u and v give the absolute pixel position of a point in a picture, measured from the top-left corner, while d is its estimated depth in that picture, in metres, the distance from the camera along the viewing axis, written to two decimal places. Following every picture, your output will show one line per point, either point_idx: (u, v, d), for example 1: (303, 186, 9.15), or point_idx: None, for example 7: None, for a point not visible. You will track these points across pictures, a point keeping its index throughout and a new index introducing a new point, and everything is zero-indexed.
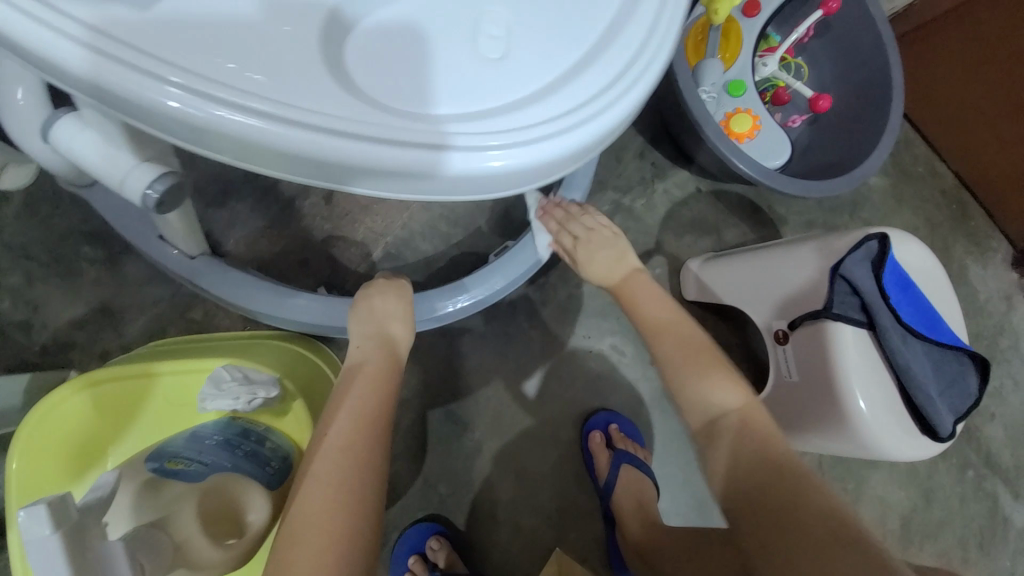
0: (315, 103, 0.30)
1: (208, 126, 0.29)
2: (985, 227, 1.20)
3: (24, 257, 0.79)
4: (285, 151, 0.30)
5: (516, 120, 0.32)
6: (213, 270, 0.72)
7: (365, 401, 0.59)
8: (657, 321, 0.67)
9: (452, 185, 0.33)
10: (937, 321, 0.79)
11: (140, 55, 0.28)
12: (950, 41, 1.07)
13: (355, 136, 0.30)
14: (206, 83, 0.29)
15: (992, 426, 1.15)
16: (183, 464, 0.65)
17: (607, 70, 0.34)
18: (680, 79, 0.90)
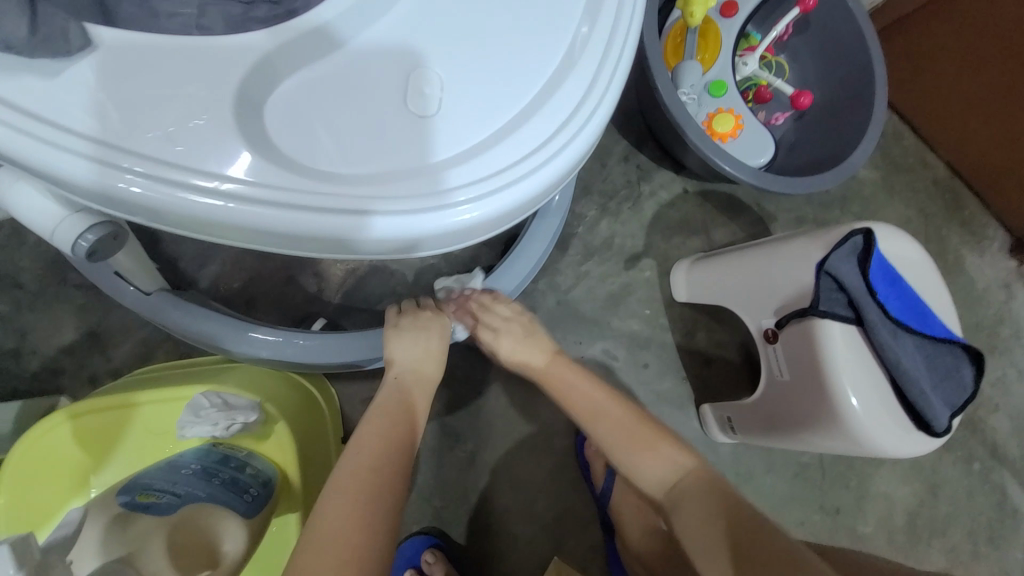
0: (282, 186, 0.37)
1: (200, 213, 0.37)
2: (979, 215, 1.19)
3: (13, 286, 0.80)
4: (289, 231, 0.38)
5: (472, 179, 0.40)
6: (172, 310, 0.71)
7: (394, 427, 0.61)
8: (592, 404, 0.69)
9: (430, 238, 0.40)
10: (928, 314, 0.78)
11: (134, 163, 0.36)
12: (931, 33, 1.07)
13: (319, 212, 0.38)
14: (222, 187, 0.37)
15: (996, 417, 1.13)
16: (154, 497, 0.63)
17: (532, 136, 0.41)
18: (659, 82, 0.91)
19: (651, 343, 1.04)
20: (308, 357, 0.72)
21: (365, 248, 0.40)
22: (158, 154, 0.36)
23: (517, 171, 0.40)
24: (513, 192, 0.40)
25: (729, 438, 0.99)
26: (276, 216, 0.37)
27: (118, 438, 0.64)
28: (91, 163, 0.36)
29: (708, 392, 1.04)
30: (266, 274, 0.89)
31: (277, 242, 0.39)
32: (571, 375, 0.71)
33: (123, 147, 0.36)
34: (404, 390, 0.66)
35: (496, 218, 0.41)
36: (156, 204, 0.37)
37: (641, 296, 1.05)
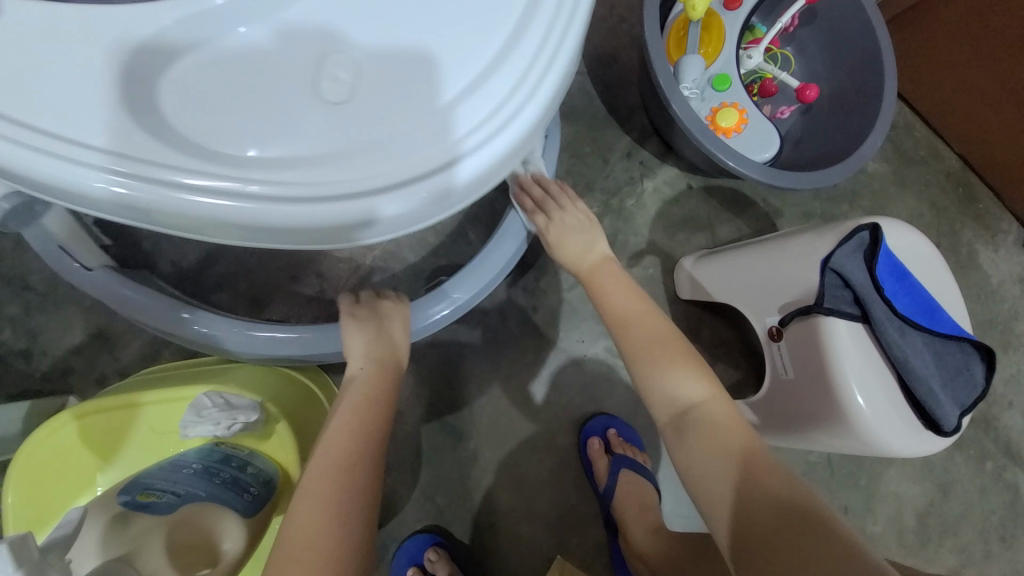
0: (257, 169, 0.35)
1: (181, 213, 0.35)
2: (993, 208, 1.16)
3: (22, 287, 0.81)
4: (282, 220, 0.35)
5: (466, 130, 0.35)
6: (169, 310, 0.70)
7: (365, 421, 0.62)
8: (629, 315, 0.67)
9: (440, 203, 0.37)
10: (937, 311, 0.76)
11: (91, 158, 0.34)
12: (940, 23, 1.05)
13: (302, 194, 0.35)
14: (207, 177, 0.34)
15: (1010, 415, 1.11)
16: (155, 496, 0.62)
17: (513, 74, 0.36)
18: (661, 78, 0.90)
19: None
20: (303, 351, 0.72)
21: (373, 225, 0.37)
22: (118, 148, 0.34)
23: (509, 110, 0.36)
24: (510, 133, 0.36)
25: None
26: (270, 201, 0.34)
27: (124, 436, 0.66)
28: (68, 170, 0.34)
29: None
30: (268, 275, 0.90)
31: (283, 234, 0.36)
32: (616, 284, 0.69)
33: (92, 147, 0.34)
34: (371, 380, 0.65)
35: (500, 165, 0.37)
36: (148, 207, 0.35)
37: (644, 294, 1.04)
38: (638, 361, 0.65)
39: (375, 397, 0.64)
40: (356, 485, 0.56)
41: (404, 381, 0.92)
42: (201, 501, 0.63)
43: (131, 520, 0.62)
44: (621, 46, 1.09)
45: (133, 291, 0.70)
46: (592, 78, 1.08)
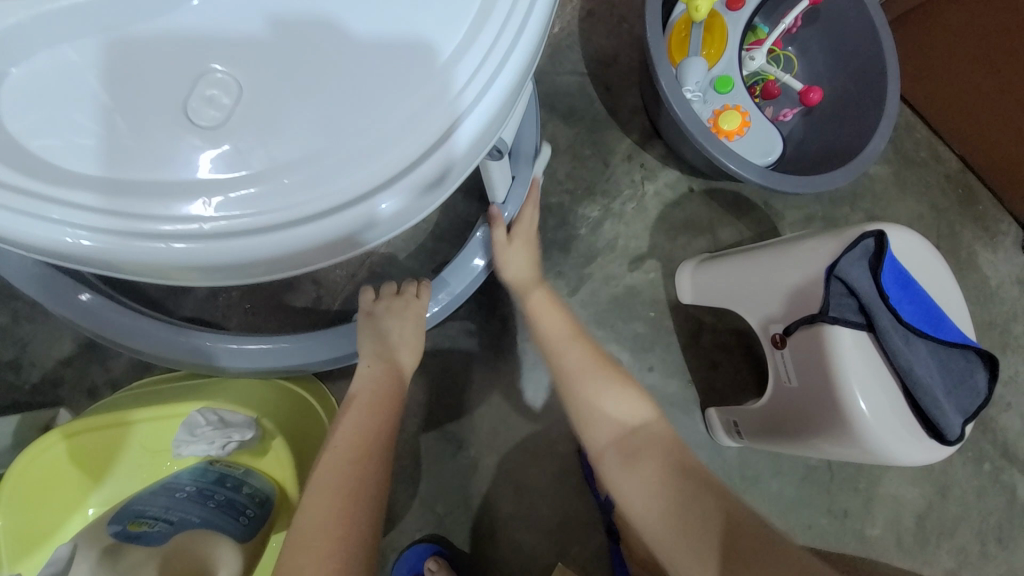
0: (220, 186, 0.30)
1: (155, 259, 0.31)
2: (992, 210, 1.16)
3: (10, 296, 0.79)
4: (263, 248, 0.31)
5: (452, 93, 0.31)
6: (163, 331, 0.69)
7: (375, 416, 0.63)
8: (554, 338, 0.74)
9: (443, 182, 0.33)
10: (942, 319, 0.76)
11: (47, 206, 0.30)
12: (942, 24, 1.04)
13: (278, 209, 0.30)
14: (176, 205, 0.30)
15: (1008, 416, 1.11)
16: (147, 525, 0.60)
17: (489, 35, 0.32)
18: (663, 80, 0.88)
19: (656, 345, 1.02)
20: (289, 361, 0.72)
21: (371, 225, 0.32)
22: (74, 192, 0.31)
23: (498, 63, 0.32)
24: (498, 90, 0.32)
25: (735, 442, 0.98)
26: (251, 215, 0.30)
27: (114, 457, 0.64)
28: (32, 227, 0.31)
29: (714, 395, 1.03)
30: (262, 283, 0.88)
31: (274, 260, 0.32)
32: (545, 302, 0.77)
33: (52, 195, 0.30)
34: (381, 383, 0.66)
35: (495, 123, 0.33)
36: (124, 256, 0.31)
37: (645, 298, 1.03)
38: (575, 381, 0.69)
39: (383, 395, 0.66)
40: (366, 483, 0.56)
41: None
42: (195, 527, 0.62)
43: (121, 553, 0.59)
44: (622, 45, 1.07)
45: (112, 308, 0.69)
46: (592, 79, 1.06)
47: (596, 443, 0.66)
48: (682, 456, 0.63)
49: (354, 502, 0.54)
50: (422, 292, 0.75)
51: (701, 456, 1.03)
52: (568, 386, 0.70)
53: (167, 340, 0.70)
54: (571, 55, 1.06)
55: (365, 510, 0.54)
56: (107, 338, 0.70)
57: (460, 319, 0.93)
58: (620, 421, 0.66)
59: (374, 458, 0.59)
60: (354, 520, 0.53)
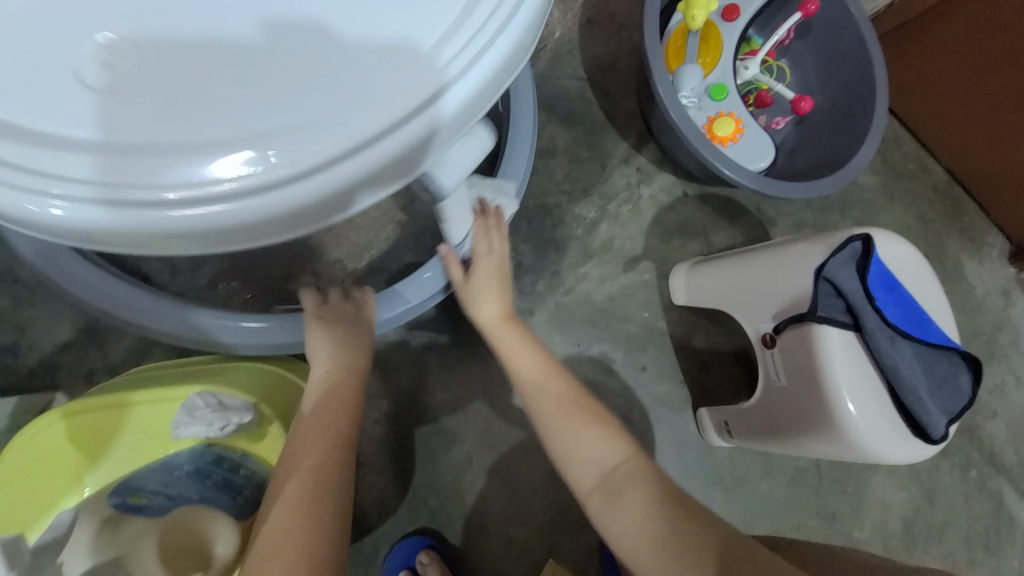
0: (193, 161, 0.32)
1: (129, 227, 0.32)
2: (978, 221, 1.19)
3: (11, 280, 0.80)
4: (236, 218, 0.33)
5: (441, 67, 0.34)
6: (163, 310, 0.70)
7: (334, 422, 0.62)
8: (525, 373, 0.72)
9: (431, 142, 0.35)
10: (926, 321, 0.78)
11: (25, 177, 0.31)
12: (930, 40, 1.08)
13: (252, 183, 0.32)
14: (175, 174, 0.31)
15: (994, 424, 1.13)
16: (146, 498, 0.66)
17: (464, 32, 0.34)
18: (660, 85, 0.91)
19: (649, 346, 1.04)
20: (287, 341, 0.73)
21: (363, 185, 0.35)
22: (49, 162, 0.31)
23: (487, 41, 0.34)
24: (467, 81, 0.34)
25: (726, 441, 0.99)
26: (227, 188, 0.32)
27: (112, 437, 0.63)
28: (10, 198, 0.32)
29: (705, 395, 1.04)
30: (260, 273, 0.88)
31: (247, 230, 0.34)
32: (515, 339, 0.74)
33: (29, 165, 0.31)
34: (337, 386, 0.64)
35: (483, 96, 0.36)
36: (123, 228, 0.32)
37: (639, 299, 1.05)
38: (550, 428, 0.68)
39: (340, 396, 0.64)
40: (328, 490, 0.57)
41: (398, 383, 0.92)
42: (193, 503, 0.68)
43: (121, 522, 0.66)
44: (620, 53, 1.10)
45: (109, 283, 0.70)
46: (591, 84, 1.09)
47: (576, 484, 0.66)
48: (675, 491, 0.63)
49: (315, 518, 0.55)
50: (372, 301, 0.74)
51: (691, 456, 1.04)
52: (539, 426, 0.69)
53: (169, 316, 0.72)
54: (571, 61, 1.09)
55: (328, 517, 0.56)
56: (105, 313, 0.72)
57: (456, 314, 0.94)
58: (607, 461, 0.65)
59: (336, 467, 0.59)
60: (318, 527, 0.54)
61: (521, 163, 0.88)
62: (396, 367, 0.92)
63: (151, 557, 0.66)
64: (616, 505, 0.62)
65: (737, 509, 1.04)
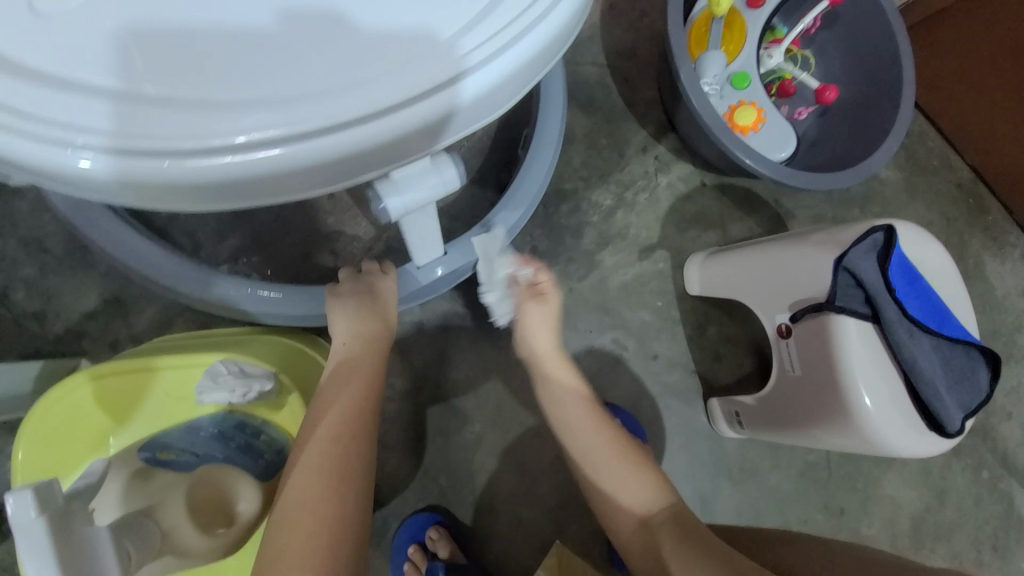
0: (209, 120, 0.32)
1: (138, 179, 0.33)
2: (1001, 220, 1.17)
3: (40, 250, 0.82)
4: (245, 177, 0.33)
5: (468, 50, 0.34)
6: (191, 274, 0.74)
7: (354, 396, 0.62)
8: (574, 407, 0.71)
9: (441, 127, 0.36)
10: (946, 315, 0.77)
11: (35, 122, 0.31)
12: (962, 32, 1.05)
13: (265, 145, 0.33)
14: (197, 127, 0.32)
15: (1008, 426, 1.12)
16: (173, 455, 0.68)
17: (489, 26, 0.35)
18: (683, 72, 0.90)
19: (661, 334, 1.04)
20: (309, 315, 0.77)
21: (376, 156, 0.36)
22: (62, 110, 0.31)
23: (515, 33, 0.35)
24: (488, 72, 0.35)
25: (736, 432, 0.99)
26: (239, 149, 0.33)
27: (137, 399, 0.65)
28: (19, 141, 0.32)
29: (716, 386, 1.04)
30: (281, 251, 0.89)
31: (254, 190, 0.35)
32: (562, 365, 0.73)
33: (40, 111, 0.31)
34: (355, 359, 0.65)
35: (505, 85, 0.36)
36: (135, 177, 0.33)
37: (653, 288, 1.05)
38: (588, 463, 0.68)
39: (360, 366, 0.65)
40: (350, 463, 0.58)
41: (411, 363, 0.93)
42: (218, 462, 0.69)
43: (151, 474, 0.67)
44: (641, 39, 1.09)
45: (144, 244, 0.73)
46: (611, 71, 1.08)
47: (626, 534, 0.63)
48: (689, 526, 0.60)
49: (341, 488, 0.56)
50: (388, 267, 0.76)
51: (700, 446, 1.04)
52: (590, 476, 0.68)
53: (195, 282, 0.74)
54: (591, 46, 1.08)
55: (351, 489, 0.57)
56: (129, 269, 0.74)
57: (471, 296, 0.95)
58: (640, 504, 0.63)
59: (357, 437, 0.60)
60: (339, 500, 0.56)
61: (547, 154, 0.89)
62: (410, 347, 0.93)
63: (178, 509, 0.67)
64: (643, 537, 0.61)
65: (746, 501, 1.04)
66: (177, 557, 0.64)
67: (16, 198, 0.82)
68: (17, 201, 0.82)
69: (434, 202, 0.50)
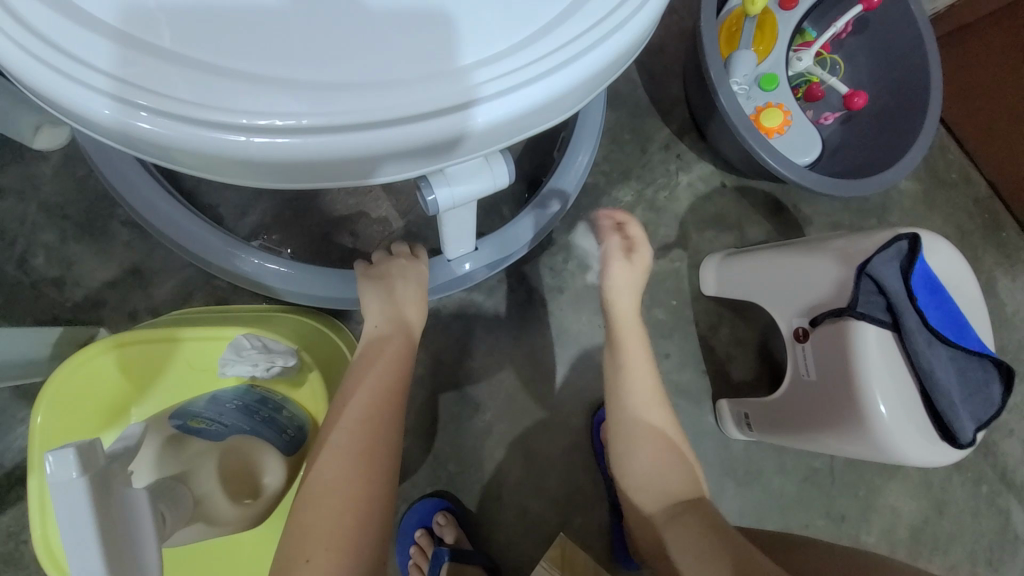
0: (237, 99, 0.33)
1: (155, 137, 0.33)
2: (1016, 238, 1.17)
3: (60, 216, 0.82)
4: (258, 157, 0.34)
5: (498, 73, 0.35)
6: (219, 244, 0.73)
7: (382, 379, 0.62)
8: (640, 385, 0.71)
9: (451, 145, 0.36)
10: (964, 326, 0.77)
11: (73, 64, 0.32)
12: (989, 45, 1.05)
13: (281, 133, 0.33)
14: (225, 101, 0.33)
15: (1010, 442, 1.12)
16: (204, 424, 0.62)
17: (524, 56, 0.36)
18: (712, 70, 0.89)
19: (674, 333, 1.04)
20: (332, 294, 0.77)
21: (387, 160, 0.36)
22: (100, 58, 0.32)
23: (547, 67, 0.36)
24: (510, 102, 0.35)
25: (743, 434, 0.99)
26: (255, 133, 0.33)
27: (160, 369, 0.65)
28: (53, 78, 0.32)
29: (727, 388, 1.04)
30: (303, 230, 0.88)
31: (263, 168, 0.35)
32: (635, 342, 0.73)
33: (77, 54, 0.32)
34: (386, 341, 0.65)
35: (524, 118, 0.37)
36: (149, 135, 0.33)
37: (669, 286, 1.05)
38: (637, 430, 0.69)
39: (393, 351, 0.65)
40: (380, 446, 0.58)
41: (425, 349, 0.93)
42: (246, 434, 0.64)
43: (185, 442, 0.62)
44: (669, 37, 1.09)
45: (175, 210, 0.73)
46: (638, 67, 1.08)
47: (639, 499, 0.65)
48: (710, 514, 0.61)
49: (366, 470, 0.56)
50: (420, 252, 0.75)
51: (707, 446, 1.04)
52: (631, 434, 0.68)
53: (220, 251, 0.74)
54: None
55: (379, 473, 0.57)
56: (157, 232, 0.74)
57: (488, 285, 0.95)
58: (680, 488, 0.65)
59: (385, 421, 0.60)
60: (368, 482, 0.56)
61: (583, 154, 0.89)
62: (424, 334, 0.93)
63: (210, 477, 0.61)
64: (678, 524, 0.60)
65: (749, 502, 1.04)
66: (207, 525, 0.59)
67: (40, 162, 0.82)
68: (40, 165, 0.82)
69: (481, 198, 0.50)
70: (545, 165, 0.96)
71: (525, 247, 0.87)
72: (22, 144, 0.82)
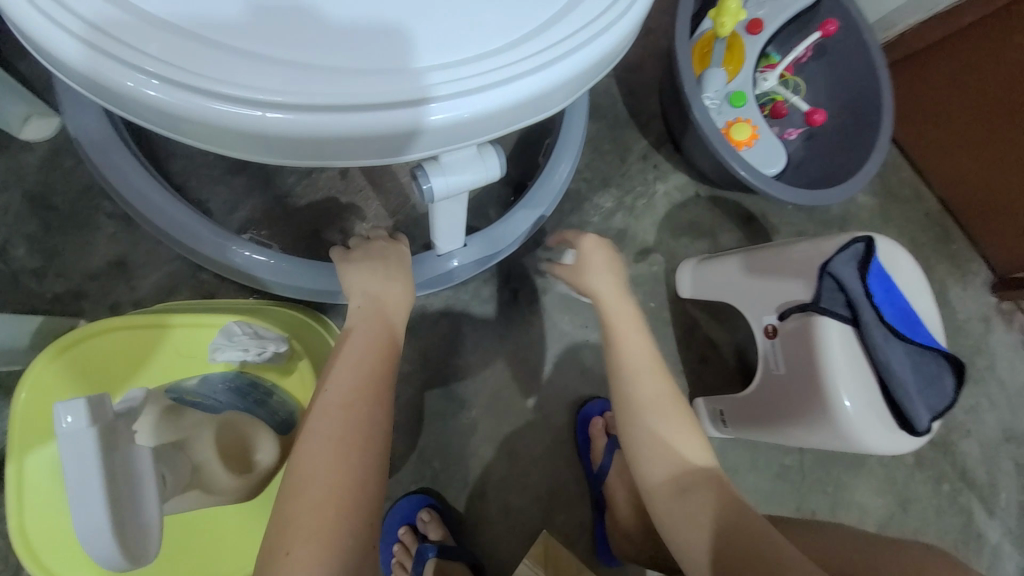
0: (212, 69, 0.35)
1: (129, 94, 0.35)
2: (965, 250, 1.26)
3: (44, 206, 0.81)
4: (226, 126, 0.36)
5: (458, 77, 0.37)
6: (209, 235, 0.74)
7: (364, 365, 0.63)
8: (640, 363, 0.69)
9: (406, 140, 0.38)
10: (917, 323, 0.83)
11: (60, 11, 0.34)
12: (937, 71, 1.15)
13: (250, 107, 0.35)
14: (202, 69, 0.34)
15: (967, 442, 1.19)
16: (198, 399, 0.66)
17: (486, 64, 0.38)
18: (686, 86, 0.96)
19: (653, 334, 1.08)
20: (320, 288, 0.78)
21: (347, 147, 0.38)
22: (87, 10, 0.34)
23: (506, 77, 0.38)
24: (466, 103, 0.37)
25: (718, 430, 1.03)
26: (226, 105, 0.35)
27: (148, 354, 0.65)
28: (40, 23, 0.34)
29: (702, 387, 1.08)
30: (292, 226, 0.89)
31: (230, 136, 0.37)
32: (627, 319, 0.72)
33: (66, 4, 0.34)
34: (370, 327, 0.66)
35: (478, 122, 0.39)
36: (124, 92, 0.35)
37: (647, 289, 1.09)
38: (643, 409, 0.66)
39: (375, 338, 0.66)
40: (369, 432, 0.59)
41: (411, 346, 0.94)
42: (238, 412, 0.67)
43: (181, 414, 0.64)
44: (646, 55, 1.16)
45: (165, 199, 0.73)
46: (617, 82, 1.14)
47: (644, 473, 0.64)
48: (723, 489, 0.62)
49: (347, 457, 0.56)
50: (397, 236, 0.79)
51: None
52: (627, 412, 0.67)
53: (210, 241, 0.75)
54: None
55: (361, 459, 0.57)
56: (144, 219, 0.75)
57: (474, 284, 0.97)
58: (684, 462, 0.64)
59: (368, 404, 0.60)
60: (350, 468, 0.56)
61: (567, 161, 0.93)
62: (410, 331, 0.94)
63: (207, 449, 0.63)
64: (681, 501, 0.61)
65: None
66: (203, 492, 0.61)
67: (25, 152, 0.82)
68: (25, 155, 0.82)
69: (473, 189, 0.53)
70: (530, 170, 1.01)
71: (510, 247, 0.90)
72: (8, 134, 0.82)
